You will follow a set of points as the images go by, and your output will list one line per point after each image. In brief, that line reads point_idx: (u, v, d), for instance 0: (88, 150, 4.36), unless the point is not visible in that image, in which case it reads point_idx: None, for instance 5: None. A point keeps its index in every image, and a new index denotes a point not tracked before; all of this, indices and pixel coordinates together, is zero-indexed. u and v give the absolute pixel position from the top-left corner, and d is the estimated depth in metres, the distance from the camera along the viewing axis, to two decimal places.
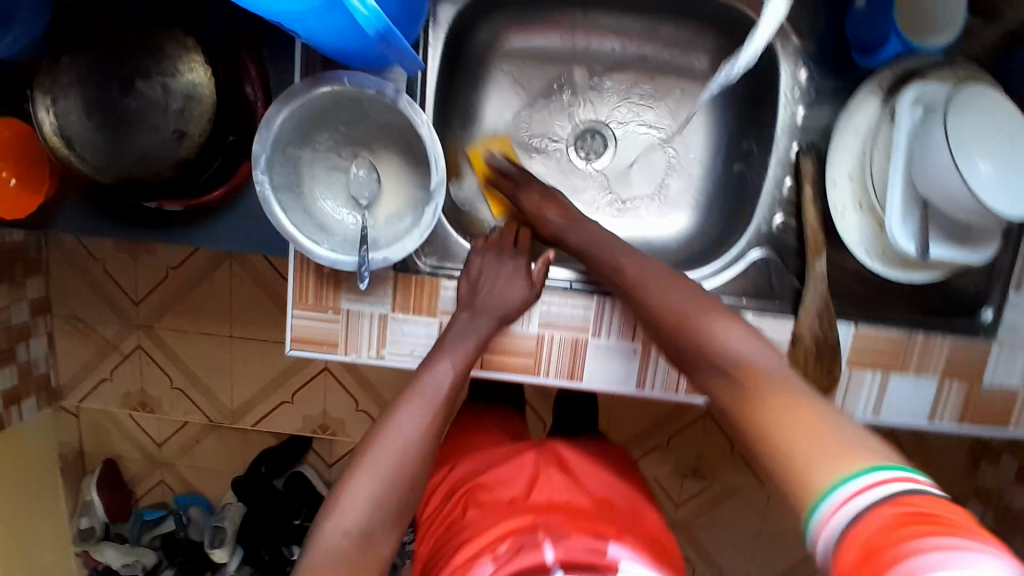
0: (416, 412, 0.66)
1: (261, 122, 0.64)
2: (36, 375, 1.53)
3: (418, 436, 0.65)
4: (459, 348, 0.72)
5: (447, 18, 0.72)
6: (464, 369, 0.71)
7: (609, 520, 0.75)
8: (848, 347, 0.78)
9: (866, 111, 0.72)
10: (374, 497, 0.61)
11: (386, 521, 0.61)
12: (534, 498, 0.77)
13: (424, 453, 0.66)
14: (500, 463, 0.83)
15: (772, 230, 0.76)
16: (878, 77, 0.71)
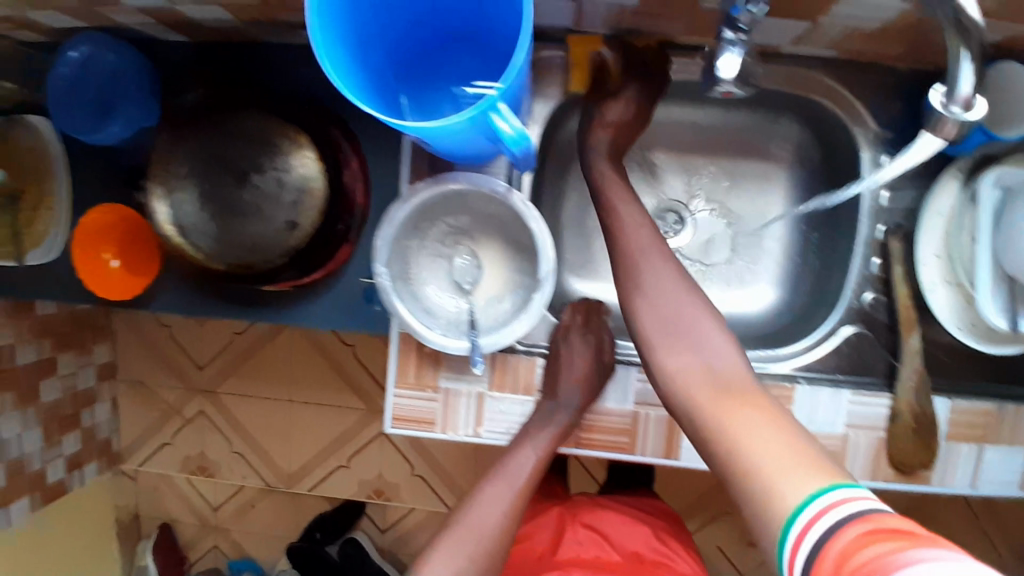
0: (496, 492, 0.76)
1: (382, 218, 0.68)
2: (100, 440, 1.56)
3: (499, 521, 0.74)
4: (543, 436, 0.76)
5: (541, 115, 0.78)
6: (547, 455, 0.76)
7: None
8: (944, 418, 0.77)
9: (947, 195, 0.75)
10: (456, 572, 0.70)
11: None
12: (559, 555, 0.85)
13: (506, 532, 0.74)
14: (537, 517, 0.92)
15: (862, 306, 0.77)
16: (957, 162, 0.75)
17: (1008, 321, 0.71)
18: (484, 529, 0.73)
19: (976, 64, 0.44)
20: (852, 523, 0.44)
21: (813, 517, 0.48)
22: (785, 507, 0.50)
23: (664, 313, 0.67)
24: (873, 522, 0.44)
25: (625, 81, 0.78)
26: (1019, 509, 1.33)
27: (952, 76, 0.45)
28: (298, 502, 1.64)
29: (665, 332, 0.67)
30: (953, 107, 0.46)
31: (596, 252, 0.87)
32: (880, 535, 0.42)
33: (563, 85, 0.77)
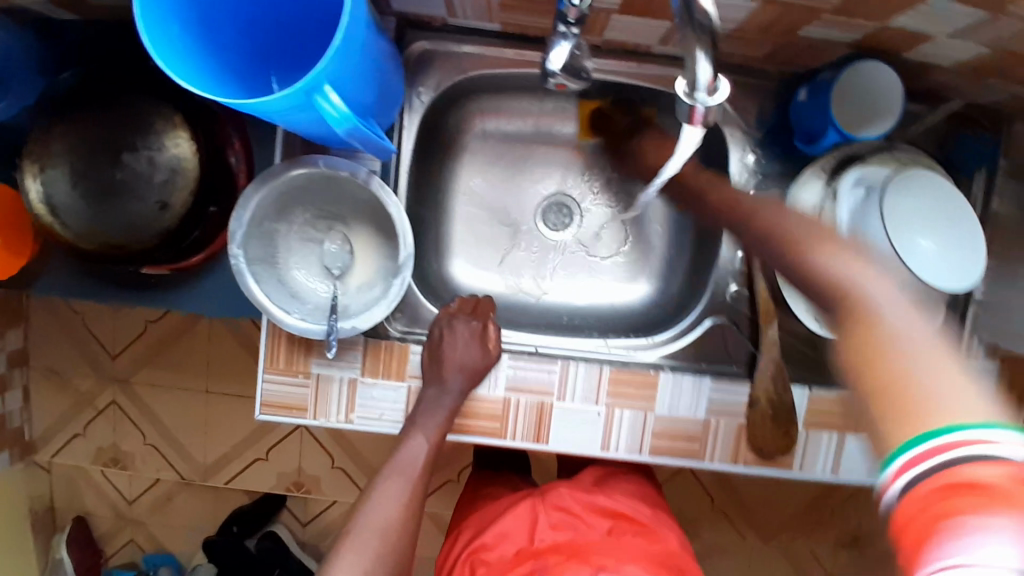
0: (394, 486, 0.73)
1: (239, 200, 0.67)
2: (9, 430, 1.50)
3: (400, 512, 0.72)
4: (431, 423, 0.75)
5: (421, 103, 0.78)
6: (439, 440, 0.75)
7: (614, 553, 0.73)
8: (803, 410, 0.79)
9: (810, 190, 0.77)
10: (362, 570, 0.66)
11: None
12: (537, 546, 0.75)
13: (413, 521, 0.73)
14: (499, 516, 0.80)
15: (726, 298, 0.81)
16: (821, 161, 0.77)
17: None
18: (386, 522, 0.70)
19: (711, 57, 0.46)
20: (951, 473, 0.33)
21: (926, 454, 0.34)
22: (908, 430, 0.36)
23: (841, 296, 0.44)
24: (969, 476, 0.33)
25: (503, 72, 0.79)
26: None
27: (692, 68, 0.47)
28: (219, 495, 1.61)
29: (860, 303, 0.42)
30: (698, 95, 0.48)
31: (485, 242, 0.88)
32: (963, 494, 0.32)
33: (441, 76, 0.78)
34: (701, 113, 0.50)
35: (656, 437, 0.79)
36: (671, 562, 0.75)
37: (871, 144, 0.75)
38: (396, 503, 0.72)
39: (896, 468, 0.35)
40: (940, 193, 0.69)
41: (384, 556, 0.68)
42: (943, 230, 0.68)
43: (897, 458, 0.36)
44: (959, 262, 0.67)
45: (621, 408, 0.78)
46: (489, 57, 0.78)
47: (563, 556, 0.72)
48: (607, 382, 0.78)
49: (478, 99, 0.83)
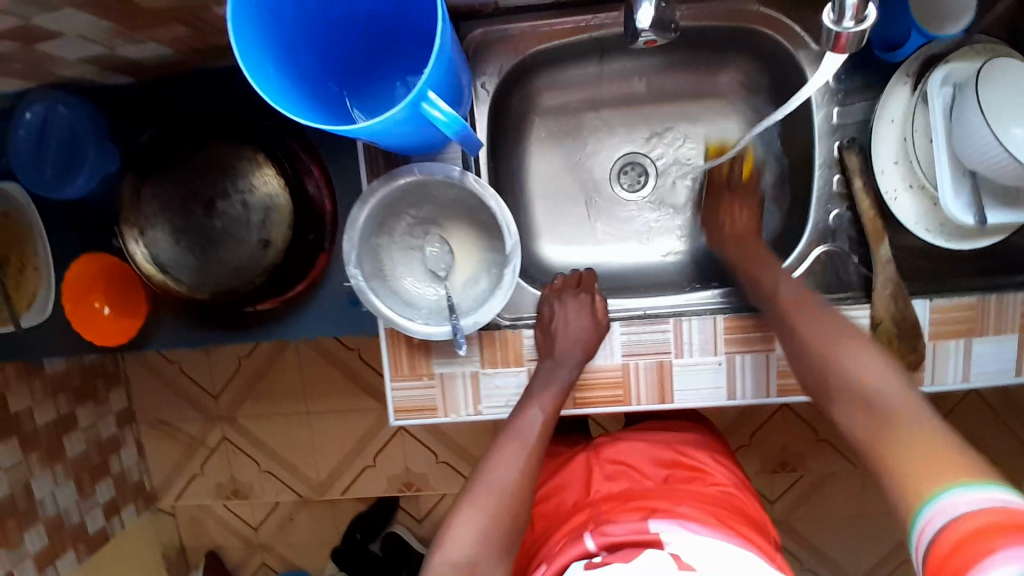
0: (511, 455, 0.70)
1: (346, 222, 0.69)
2: (132, 483, 1.59)
3: (518, 474, 0.68)
4: (545, 396, 0.76)
5: (488, 92, 0.79)
6: (553, 412, 0.75)
7: (671, 490, 0.73)
8: (927, 320, 0.78)
9: (897, 99, 0.74)
10: (479, 528, 0.63)
11: (491, 554, 0.62)
12: (591, 497, 0.76)
13: (529, 489, 0.69)
14: (559, 469, 0.83)
15: (827, 225, 0.78)
16: (904, 65, 0.74)
17: (970, 216, 0.71)
18: (505, 483, 0.67)
19: None
20: (964, 520, 0.44)
21: (936, 511, 0.46)
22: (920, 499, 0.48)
23: (815, 361, 0.64)
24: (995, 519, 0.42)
25: (560, 43, 0.79)
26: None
27: None
28: (335, 507, 1.68)
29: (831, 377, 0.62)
30: (845, 22, 0.49)
31: (566, 215, 0.89)
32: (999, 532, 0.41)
33: (502, 61, 0.78)
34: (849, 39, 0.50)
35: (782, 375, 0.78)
36: (734, 505, 0.72)
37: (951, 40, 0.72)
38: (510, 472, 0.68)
39: (928, 520, 0.47)
40: None
41: (500, 518, 0.65)
42: None
43: (918, 525, 0.47)
44: None
45: (741, 354, 0.78)
46: (541, 31, 0.78)
47: (618, 501, 0.72)
48: (722, 331, 0.78)
49: (537, 76, 0.83)
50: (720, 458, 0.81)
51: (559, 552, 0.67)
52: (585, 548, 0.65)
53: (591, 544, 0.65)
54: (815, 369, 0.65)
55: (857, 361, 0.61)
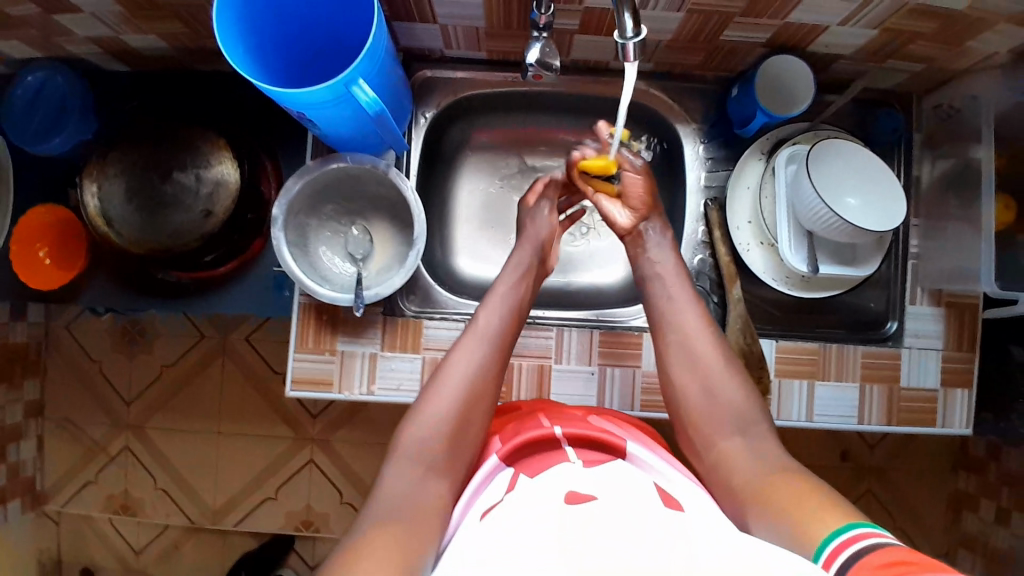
0: (467, 357, 0.77)
1: (280, 191, 0.80)
2: (22, 479, 1.54)
3: (470, 391, 0.74)
4: (499, 302, 0.82)
5: (426, 120, 0.94)
6: (510, 316, 0.81)
7: (625, 423, 0.80)
8: (773, 359, 0.89)
9: (752, 170, 0.92)
10: (429, 438, 0.70)
11: (433, 471, 0.69)
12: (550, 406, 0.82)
13: (483, 401, 0.74)
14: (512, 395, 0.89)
15: (693, 266, 0.93)
16: (760, 143, 0.92)
17: (804, 264, 0.86)
18: (459, 398, 0.73)
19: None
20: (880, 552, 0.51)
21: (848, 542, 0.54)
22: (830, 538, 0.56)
23: (713, 410, 0.75)
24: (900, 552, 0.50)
25: (493, 92, 0.96)
26: (916, 497, 1.54)
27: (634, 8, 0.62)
28: (225, 540, 1.61)
29: (699, 362, 0.77)
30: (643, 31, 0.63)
31: (481, 237, 1.01)
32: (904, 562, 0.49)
33: (442, 96, 0.94)
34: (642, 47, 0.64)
35: (646, 390, 0.89)
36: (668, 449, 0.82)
37: (795, 126, 0.91)
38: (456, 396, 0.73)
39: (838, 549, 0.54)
40: (863, 157, 0.84)
41: (449, 436, 0.71)
42: (862, 185, 0.83)
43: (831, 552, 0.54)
44: (885, 208, 0.82)
45: (612, 367, 0.89)
46: (479, 79, 0.94)
47: (577, 412, 0.80)
48: (597, 344, 0.89)
49: (473, 116, 0.99)
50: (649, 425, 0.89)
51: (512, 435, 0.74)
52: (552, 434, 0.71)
53: (557, 431, 0.72)
54: (713, 413, 0.75)
55: (757, 442, 0.72)
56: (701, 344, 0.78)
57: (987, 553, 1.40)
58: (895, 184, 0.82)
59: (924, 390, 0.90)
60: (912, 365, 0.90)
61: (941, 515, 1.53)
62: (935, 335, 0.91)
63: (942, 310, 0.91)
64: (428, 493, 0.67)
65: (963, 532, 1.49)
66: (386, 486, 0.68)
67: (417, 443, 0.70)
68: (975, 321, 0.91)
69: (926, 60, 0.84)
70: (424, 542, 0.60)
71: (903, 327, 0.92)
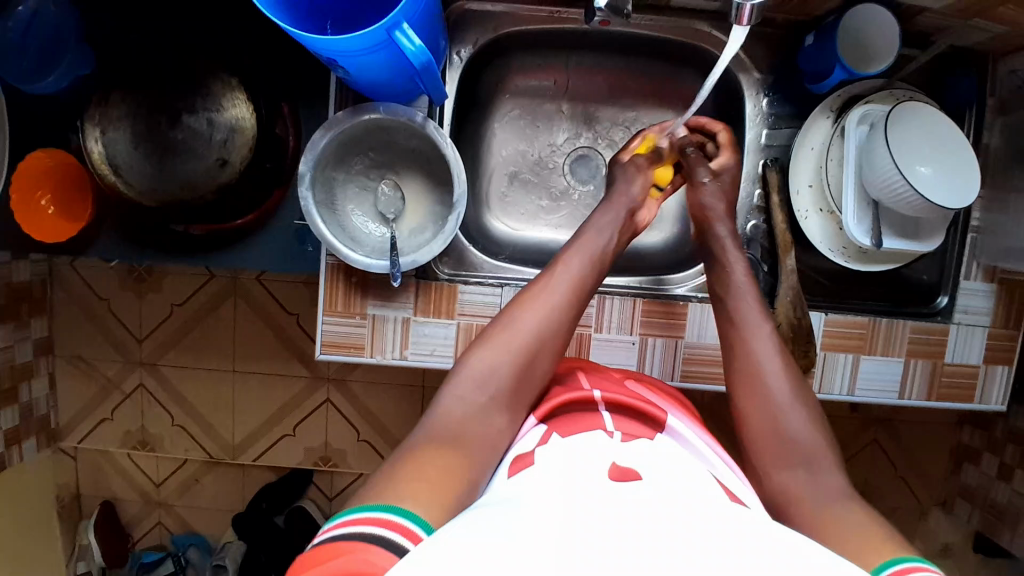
0: (535, 311, 0.72)
1: (306, 145, 0.73)
2: (37, 417, 1.54)
3: (537, 333, 0.70)
4: (582, 252, 0.77)
5: (464, 58, 0.84)
6: (586, 266, 0.76)
7: (672, 396, 0.76)
8: (821, 332, 0.86)
9: (819, 130, 0.84)
10: (489, 372, 0.67)
11: (496, 405, 0.66)
12: (593, 365, 0.79)
13: (551, 345, 0.71)
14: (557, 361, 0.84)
15: (745, 232, 0.88)
16: (829, 101, 0.84)
17: (867, 239, 0.80)
18: (525, 334, 0.70)
19: None
20: None
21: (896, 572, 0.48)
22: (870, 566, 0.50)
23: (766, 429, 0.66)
24: None
25: (534, 30, 0.86)
26: (923, 446, 1.57)
27: None
28: (244, 474, 1.64)
29: (756, 385, 0.68)
30: None
31: (516, 192, 0.95)
32: None
33: (480, 33, 0.84)
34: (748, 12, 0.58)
35: (687, 361, 0.87)
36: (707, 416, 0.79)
37: (870, 84, 0.83)
38: (539, 325, 0.71)
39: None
40: (939, 124, 0.77)
41: (509, 366, 0.68)
42: (942, 156, 0.76)
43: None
44: (958, 180, 0.75)
45: (653, 337, 0.87)
46: (521, 16, 0.85)
47: (620, 374, 0.77)
48: (639, 313, 0.86)
49: (511, 57, 0.90)
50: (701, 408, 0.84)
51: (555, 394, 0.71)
52: (591, 396, 0.68)
53: (597, 394, 0.69)
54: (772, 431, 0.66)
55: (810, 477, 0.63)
56: (759, 349, 0.70)
57: (985, 505, 1.44)
58: (969, 153, 0.76)
59: (969, 365, 0.89)
60: (960, 340, 0.88)
61: (943, 463, 1.57)
62: (983, 312, 0.89)
63: (993, 288, 0.88)
64: (486, 427, 0.65)
65: (962, 482, 1.53)
66: (440, 409, 0.66)
67: (489, 369, 0.68)
68: (1023, 300, 0.88)
69: (1014, 23, 0.76)
70: (468, 468, 0.59)
71: (955, 301, 0.89)
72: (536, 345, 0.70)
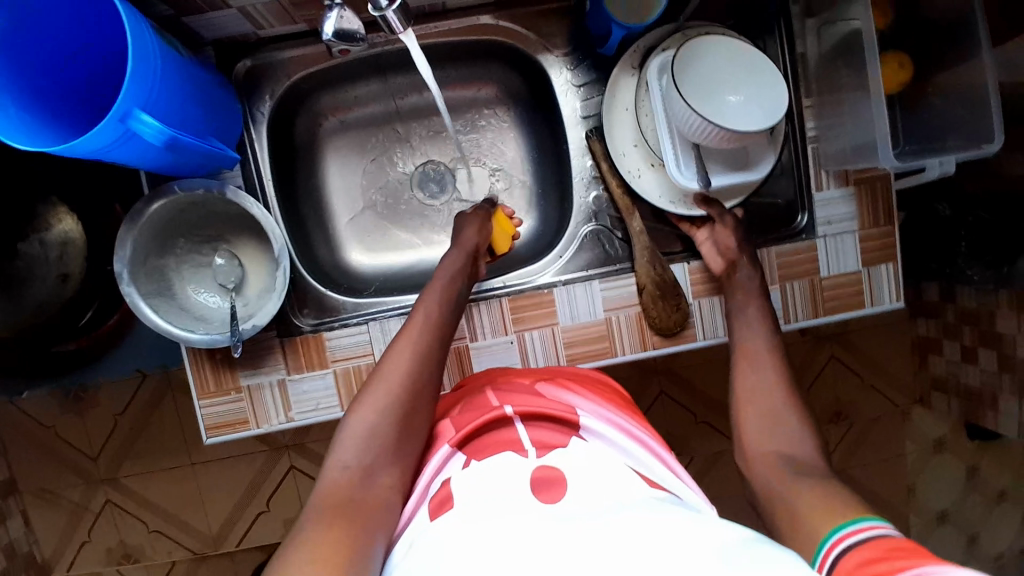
0: (401, 352, 0.72)
1: (114, 245, 0.72)
2: (21, 555, 1.54)
3: (409, 375, 0.70)
4: (432, 297, 0.78)
5: (267, 112, 0.84)
6: (445, 301, 0.78)
7: (585, 387, 0.77)
8: (686, 283, 0.85)
9: (627, 89, 0.85)
10: (370, 430, 0.65)
11: (384, 455, 0.65)
12: (501, 374, 0.79)
13: (427, 383, 0.71)
14: (464, 381, 0.82)
15: (589, 205, 0.88)
16: (628, 57, 0.85)
17: (697, 181, 0.80)
18: (396, 380, 0.69)
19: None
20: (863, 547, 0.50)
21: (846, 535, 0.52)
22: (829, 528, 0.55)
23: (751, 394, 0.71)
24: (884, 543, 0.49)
25: (329, 66, 0.86)
26: (891, 347, 1.52)
27: None
28: (234, 560, 1.63)
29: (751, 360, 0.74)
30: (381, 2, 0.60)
31: (372, 223, 0.95)
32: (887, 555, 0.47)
33: (275, 85, 0.84)
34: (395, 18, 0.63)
35: (569, 345, 0.86)
36: (615, 391, 0.81)
37: (660, 31, 0.83)
38: (412, 362, 0.71)
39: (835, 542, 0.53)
40: (732, 50, 0.76)
41: (390, 415, 0.67)
42: (746, 80, 0.75)
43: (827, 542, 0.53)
44: (762, 103, 0.75)
45: (530, 331, 0.86)
46: (312, 57, 0.84)
47: (526, 380, 0.76)
48: (508, 312, 0.85)
49: (320, 98, 0.90)
50: (615, 386, 0.84)
51: (467, 420, 0.68)
52: (503, 412, 0.66)
53: (509, 409, 0.67)
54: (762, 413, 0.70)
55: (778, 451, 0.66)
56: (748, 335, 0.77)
57: (959, 390, 1.40)
58: (766, 61, 0.75)
59: (849, 272, 0.88)
60: (829, 251, 0.88)
61: (909, 360, 1.52)
62: (848, 218, 0.88)
63: (851, 190, 0.88)
64: (377, 486, 0.62)
65: (932, 372, 1.48)
66: (325, 480, 0.63)
67: (368, 426, 0.66)
68: (886, 193, 0.87)
69: None
70: (366, 538, 0.56)
71: (813, 216, 0.88)
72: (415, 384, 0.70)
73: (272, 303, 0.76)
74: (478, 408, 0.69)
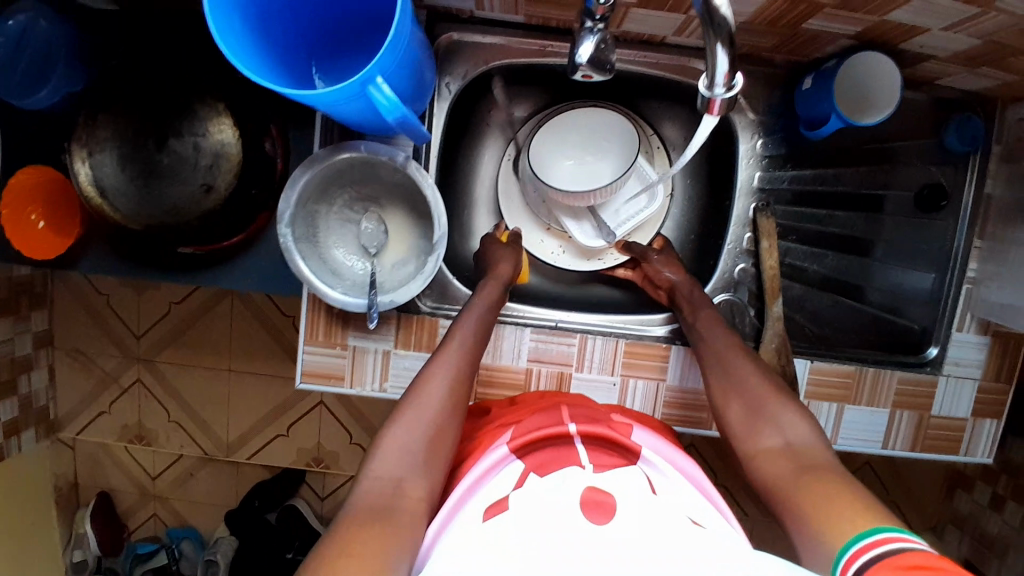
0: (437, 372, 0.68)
1: (287, 183, 0.73)
2: (36, 408, 1.56)
3: (439, 406, 0.65)
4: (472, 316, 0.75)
5: (455, 88, 0.83)
6: (478, 325, 0.74)
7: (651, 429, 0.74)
8: (805, 379, 0.85)
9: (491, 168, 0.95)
10: (400, 462, 0.61)
11: (414, 482, 0.60)
12: (564, 398, 0.78)
13: (452, 414, 0.67)
14: (516, 399, 0.80)
15: (732, 275, 0.88)
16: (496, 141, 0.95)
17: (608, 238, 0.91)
18: (428, 406, 0.66)
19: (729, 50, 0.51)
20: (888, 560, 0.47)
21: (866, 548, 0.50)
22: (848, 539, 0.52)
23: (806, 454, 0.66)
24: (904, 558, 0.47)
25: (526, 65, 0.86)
26: (919, 474, 1.51)
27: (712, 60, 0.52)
28: (238, 471, 1.66)
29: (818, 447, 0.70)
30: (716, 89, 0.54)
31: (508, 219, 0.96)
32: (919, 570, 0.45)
33: (469, 66, 0.83)
34: (719, 103, 0.55)
35: (669, 404, 0.86)
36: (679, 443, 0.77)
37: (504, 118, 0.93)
38: (447, 387, 0.67)
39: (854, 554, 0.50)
40: (589, 126, 0.88)
41: (418, 448, 0.63)
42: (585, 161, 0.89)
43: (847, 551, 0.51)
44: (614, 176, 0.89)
45: (634, 378, 0.85)
46: (512, 50, 0.82)
47: (589, 407, 0.74)
48: (622, 354, 0.85)
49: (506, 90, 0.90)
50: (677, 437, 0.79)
51: (530, 428, 0.67)
52: (567, 429, 0.66)
53: (573, 428, 0.66)
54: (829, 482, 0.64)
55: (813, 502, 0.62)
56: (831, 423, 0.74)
57: (974, 533, 1.38)
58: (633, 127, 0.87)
59: (956, 419, 0.87)
60: (947, 393, 0.86)
61: (935, 489, 1.51)
62: (974, 365, 0.86)
63: (987, 340, 0.86)
64: (411, 505, 0.58)
65: (954, 509, 1.47)
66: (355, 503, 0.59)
67: (400, 450, 0.62)
68: (1017, 355, 0.85)
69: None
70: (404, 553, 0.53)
71: (945, 352, 0.86)
72: (451, 399, 0.67)
73: (416, 280, 0.75)
74: (547, 416, 0.70)
